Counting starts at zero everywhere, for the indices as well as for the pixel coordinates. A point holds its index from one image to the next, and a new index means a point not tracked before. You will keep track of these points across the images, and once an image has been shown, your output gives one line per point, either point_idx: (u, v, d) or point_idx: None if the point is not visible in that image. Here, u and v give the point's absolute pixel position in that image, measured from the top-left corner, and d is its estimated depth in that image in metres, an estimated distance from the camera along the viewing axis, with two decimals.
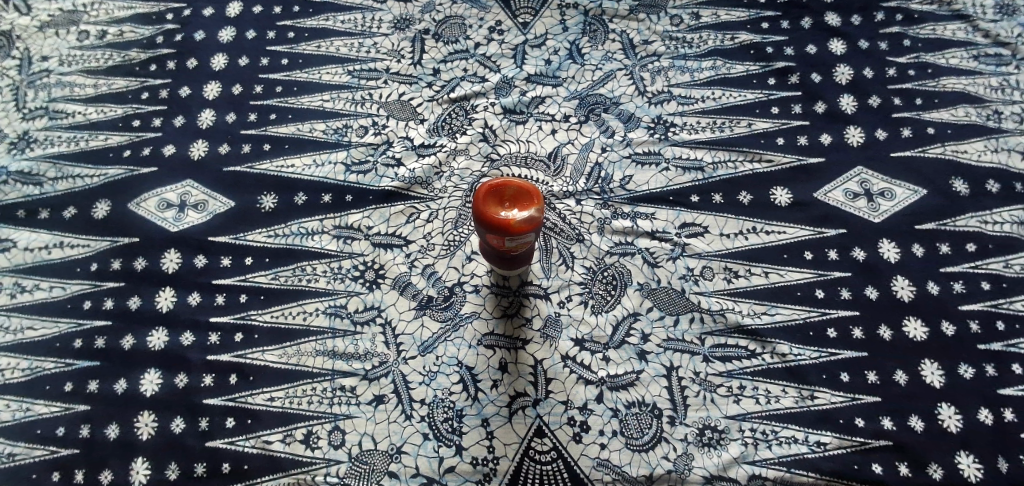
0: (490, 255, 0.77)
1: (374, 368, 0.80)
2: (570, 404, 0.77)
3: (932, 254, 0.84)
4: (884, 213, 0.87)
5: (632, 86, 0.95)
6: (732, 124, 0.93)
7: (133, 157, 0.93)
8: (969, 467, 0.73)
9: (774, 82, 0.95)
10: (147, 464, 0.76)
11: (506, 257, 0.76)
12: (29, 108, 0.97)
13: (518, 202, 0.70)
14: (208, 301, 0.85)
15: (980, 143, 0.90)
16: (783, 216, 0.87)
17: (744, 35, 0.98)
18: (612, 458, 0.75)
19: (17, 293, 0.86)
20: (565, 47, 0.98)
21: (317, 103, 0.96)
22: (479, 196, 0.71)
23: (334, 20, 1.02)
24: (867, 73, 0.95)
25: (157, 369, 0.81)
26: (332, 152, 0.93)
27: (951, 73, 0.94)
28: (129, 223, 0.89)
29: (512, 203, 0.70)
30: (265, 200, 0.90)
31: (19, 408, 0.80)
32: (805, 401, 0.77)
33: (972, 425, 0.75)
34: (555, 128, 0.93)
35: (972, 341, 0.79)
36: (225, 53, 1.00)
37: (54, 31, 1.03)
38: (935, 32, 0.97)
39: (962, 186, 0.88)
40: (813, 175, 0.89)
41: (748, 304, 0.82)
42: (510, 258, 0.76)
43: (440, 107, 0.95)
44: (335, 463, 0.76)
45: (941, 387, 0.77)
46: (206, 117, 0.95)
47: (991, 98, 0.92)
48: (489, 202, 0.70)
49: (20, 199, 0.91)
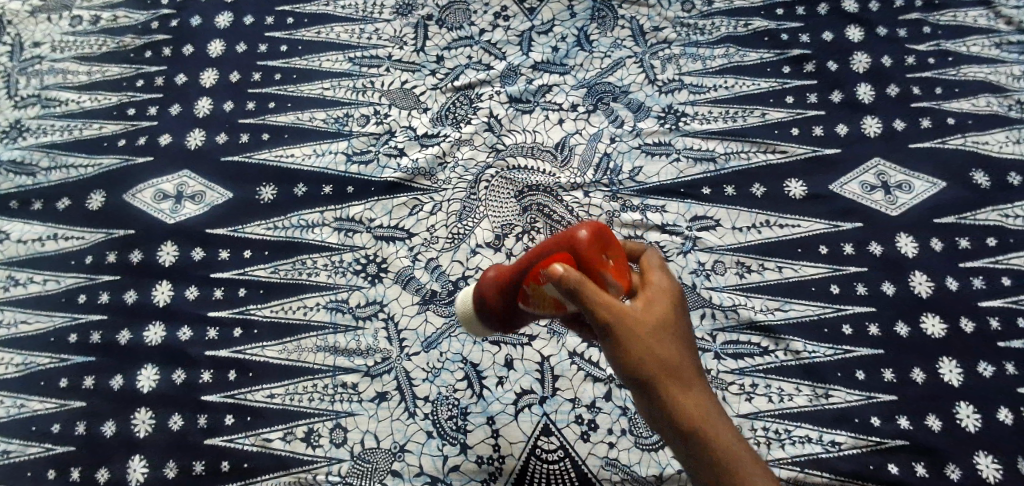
0: (506, 288, 0.59)
1: (376, 365, 0.78)
2: (578, 402, 0.75)
3: (952, 248, 0.82)
4: (902, 206, 0.84)
5: (642, 74, 0.92)
6: (745, 114, 0.90)
7: (130, 146, 0.91)
8: (988, 468, 0.72)
9: (789, 70, 0.92)
10: (145, 462, 0.75)
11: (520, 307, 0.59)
12: (21, 96, 0.94)
13: (620, 266, 0.53)
14: (207, 295, 0.82)
15: (1002, 134, 0.87)
16: (798, 209, 0.84)
17: (758, 21, 0.95)
18: (621, 458, 0.73)
19: (10, 286, 0.84)
20: (573, 34, 0.95)
21: (317, 91, 0.93)
22: (581, 236, 0.51)
23: (335, 5, 0.99)
24: (885, 62, 0.92)
25: (154, 364, 0.79)
26: (334, 141, 0.90)
27: (973, 61, 0.91)
28: (125, 214, 0.87)
29: (615, 266, 0.52)
30: (265, 191, 0.87)
31: (14, 404, 0.78)
32: (819, 400, 0.75)
33: (991, 423, 0.74)
34: (562, 118, 0.90)
35: (993, 339, 0.77)
36: (224, 39, 0.97)
37: (47, 16, 0.99)
38: (957, 18, 0.94)
39: (983, 178, 0.85)
40: (829, 167, 0.86)
41: (760, 300, 0.80)
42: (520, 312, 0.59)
43: (444, 96, 0.92)
44: (336, 461, 0.74)
45: (960, 385, 0.75)
46: (204, 106, 0.93)
47: (1014, 88, 0.90)
48: (592, 245, 0.51)
49: (13, 190, 0.89)
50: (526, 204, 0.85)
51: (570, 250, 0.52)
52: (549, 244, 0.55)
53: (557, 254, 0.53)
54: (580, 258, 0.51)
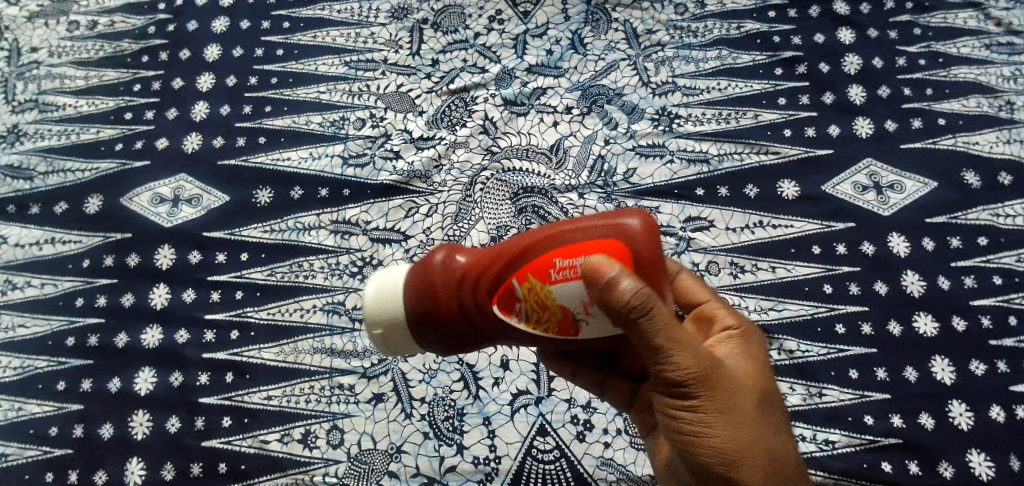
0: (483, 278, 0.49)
1: (373, 366, 0.78)
2: (574, 402, 0.76)
3: (944, 247, 0.82)
4: (894, 206, 0.85)
5: (636, 76, 0.93)
6: (738, 116, 0.90)
7: (127, 150, 0.91)
8: (980, 465, 0.72)
9: (781, 72, 0.92)
10: (143, 465, 0.75)
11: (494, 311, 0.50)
12: (19, 101, 0.95)
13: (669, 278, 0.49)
14: (204, 298, 0.83)
15: (993, 135, 0.88)
16: (791, 209, 0.85)
17: (751, 23, 0.96)
18: (616, 458, 0.74)
19: (8, 290, 0.84)
20: (567, 37, 0.96)
21: (313, 94, 0.94)
22: (636, 226, 0.47)
23: (331, 9, 0.99)
24: (877, 63, 0.92)
25: (152, 367, 0.80)
26: (330, 144, 0.90)
27: (963, 62, 0.92)
28: (122, 218, 0.87)
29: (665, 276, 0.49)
30: (261, 194, 0.88)
31: (12, 407, 0.79)
32: (813, 399, 0.76)
33: (984, 421, 0.74)
34: (556, 120, 0.91)
35: (985, 337, 0.78)
36: (220, 44, 0.97)
37: (43, 21, 1.00)
38: (947, 20, 0.95)
39: (974, 178, 0.86)
40: (822, 168, 0.87)
41: (754, 299, 0.80)
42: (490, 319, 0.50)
43: (439, 99, 0.93)
44: (333, 463, 0.74)
45: (953, 384, 0.76)
46: (201, 110, 0.93)
47: (1004, 89, 0.90)
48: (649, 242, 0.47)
49: (11, 194, 0.89)
50: (522, 205, 0.86)
51: (617, 243, 0.47)
52: (575, 229, 0.48)
53: (595, 245, 0.47)
54: (631, 252, 0.47)
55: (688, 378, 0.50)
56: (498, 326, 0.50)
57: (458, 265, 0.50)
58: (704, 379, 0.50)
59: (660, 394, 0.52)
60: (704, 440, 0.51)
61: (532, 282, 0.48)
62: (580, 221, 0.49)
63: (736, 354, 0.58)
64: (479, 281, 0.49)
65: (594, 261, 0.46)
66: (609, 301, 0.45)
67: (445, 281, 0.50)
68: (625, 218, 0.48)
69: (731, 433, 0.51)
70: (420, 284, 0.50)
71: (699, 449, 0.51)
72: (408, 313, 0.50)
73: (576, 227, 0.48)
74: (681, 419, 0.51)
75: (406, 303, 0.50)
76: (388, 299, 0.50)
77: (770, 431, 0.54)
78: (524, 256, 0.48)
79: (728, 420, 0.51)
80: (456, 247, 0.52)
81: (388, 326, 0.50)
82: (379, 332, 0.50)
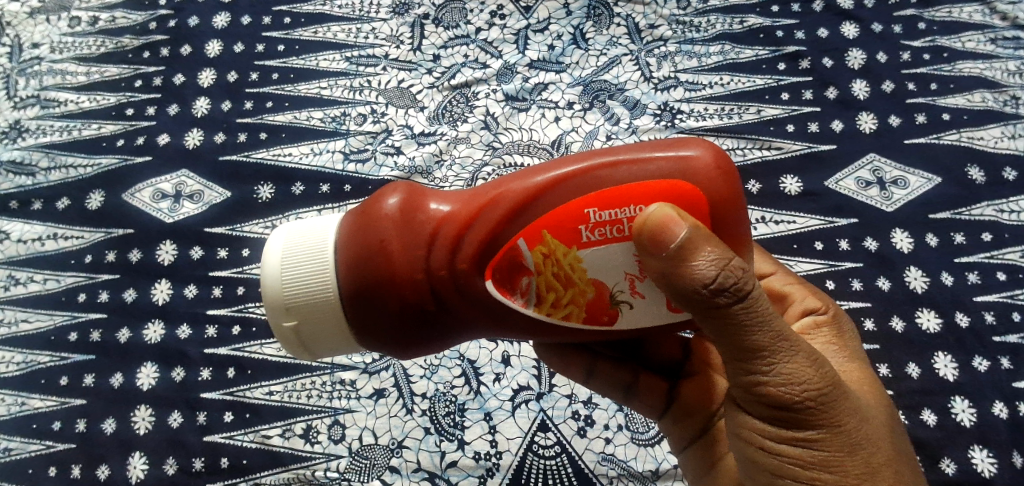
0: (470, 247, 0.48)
1: (373, 362, 0.79)
2: (574, 398, 0.76)
3: (948, 244, 0.82)
4: (898, 202, 0.84)
5: (638, 71, 0.93)
6: (741, 111, 0.90)
7: (128, 147, 0.91)
8: (983, 462, 0.72)
9: (784, 67, 0.92)
10: (145, 459, 0.75)
11: (498, 282, 0.47)
12: (20, 97, 0.95)
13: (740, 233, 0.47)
14: (206, 294, 0.83)
15: (998, 130, 0.87)
16: (793, 205, 0.84)
17: (753, 18, 0.95)
18: (618, 453, 0.74)
19: (11, 286, 0.85)
20: (569, 32, 0.96)
21: (314, 90, 0.94)
22: (706, 159, 0.45)
23: (332, 5, 0.99)
24: (880, 58, 0.92)
25: (154, 362, 0.80)
26: (331, 141, 0.90)
27: (968, 57, 0.91)
28: (124, 214, 0.88)
29: (732, 226, 0.46)
30: (263, 190, 0.88)
31: (16, 402, 0.79)
32: None
33: (987, 418, 0.74)
34: (558, 116, 0.90)
35: (989, 334, 0.78)
36: (221, 40, 0.97)
37: (44, 17, 1.00)
38: (952, 15, 0.94)
39: (978, 174, 0.85)
40: (824, 163, 0.86)
41: None
42: (493, 292, 0.47)
43: (440, 94, 0.93)
44: (335, 458, 0.75)
45: (955, 380, 0.76)
46: (202, 106, 0.93)
47: (1009, 83, 0.90)
48: (715, 181, 0.45)
49: (14, 190, 0.90)
50: None
51: (679, 183, 0.45)
52: (617, 165, 0.46)
53: (652, 185, 0.45)
54: (695, 192, 0.45)
55: (801, 389, 0.47)
56: (479, 299, 0.48)
57: (421, 217, 0.49)
58: (818, 392, 0.47)
59: (758, 410, 0.49)
60: (813, 467, 0.48)
61: (555, 241, 0.45)
62: (634, 153, 0.46)
63: (836, 357, 0.59)
64: (459, 236, 0.48)
65: (653, 208, 0.44)
66: (675, 263, 0.43)
67: (390, 240, 0.48)
68: (687, 149, 0.46)
69: (851, 460, 0.48)
70: (341, 252, 0.48)
71: (807, 477, 0.48)
72: (329, 301, 0.48)
73: (618, 162, 0.46)
74: (783, 438, 0.48)
75: (327, 288, 0.48)
76: (299, 287, 0.48)
77: (898, 458, 0.50)
78: (542, 204, 0.46)
79: (844, 439, 0.48)
80: (416, 202, 0.50)
81: (292, 309, 0.48)
82: (291, 324, 0.48)
